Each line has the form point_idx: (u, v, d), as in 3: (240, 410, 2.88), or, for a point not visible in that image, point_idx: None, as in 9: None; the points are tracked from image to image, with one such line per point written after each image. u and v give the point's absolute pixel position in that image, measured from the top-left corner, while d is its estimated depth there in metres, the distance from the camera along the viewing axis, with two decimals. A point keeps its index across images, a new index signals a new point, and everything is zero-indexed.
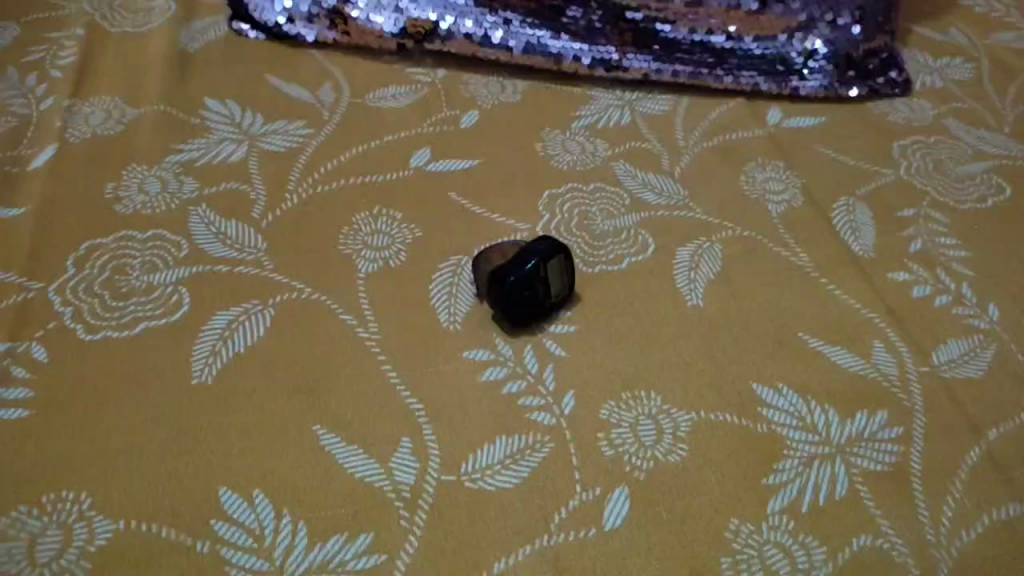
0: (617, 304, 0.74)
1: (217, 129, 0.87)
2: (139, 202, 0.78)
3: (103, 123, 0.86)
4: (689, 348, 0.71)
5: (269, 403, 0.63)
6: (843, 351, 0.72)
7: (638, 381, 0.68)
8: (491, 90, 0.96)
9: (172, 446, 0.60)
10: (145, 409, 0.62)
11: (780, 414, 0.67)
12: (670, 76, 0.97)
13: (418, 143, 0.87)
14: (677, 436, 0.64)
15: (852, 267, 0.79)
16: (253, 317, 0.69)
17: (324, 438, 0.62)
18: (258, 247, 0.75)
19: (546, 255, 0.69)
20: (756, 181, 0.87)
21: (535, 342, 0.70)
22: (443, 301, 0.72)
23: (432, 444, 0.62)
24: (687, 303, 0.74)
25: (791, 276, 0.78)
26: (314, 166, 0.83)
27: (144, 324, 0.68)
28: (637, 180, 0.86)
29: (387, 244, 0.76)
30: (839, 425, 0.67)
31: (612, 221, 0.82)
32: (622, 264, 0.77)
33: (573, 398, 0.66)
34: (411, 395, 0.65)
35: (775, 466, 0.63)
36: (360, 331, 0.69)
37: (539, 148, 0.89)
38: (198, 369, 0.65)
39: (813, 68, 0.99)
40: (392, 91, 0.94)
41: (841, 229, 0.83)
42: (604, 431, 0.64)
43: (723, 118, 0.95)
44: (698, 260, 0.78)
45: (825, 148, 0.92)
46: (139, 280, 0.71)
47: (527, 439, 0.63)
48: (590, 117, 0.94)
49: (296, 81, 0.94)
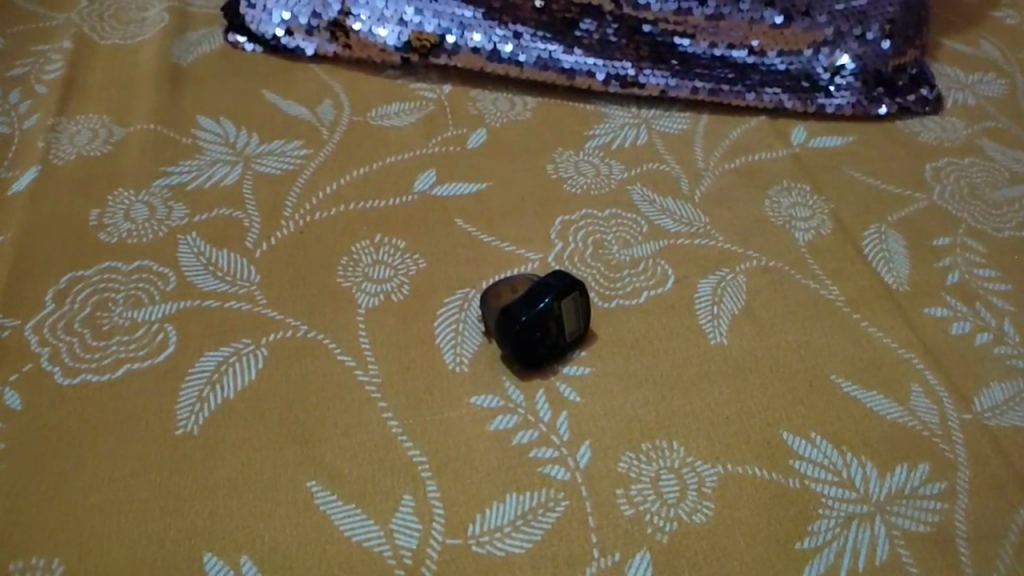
0: (635, 343, 0.69)
1: (210, 150, 0.82)
2: (124, 230, 0.73)
3: (89, 143, 0.81)
4: (713, 392, 0.66)
5: (259, 455, 0.58)
6: (879, 396, 0.67)
7: (658, 430, 0.63)
8: (500, 106, 0.91)
9: (154, 505, 0.55)
10: (125, 462, 0.57)
11: (814, 468, 0.62)
12: (689, 92, 0.92)
13: (423, 165, 0.82)
14: (702, 493, 0.59)
15: (886, 301, 0.74)
16: (244, 359, 0.64)
17: (319, 495, 0.57)
18: (251, 280, 0.70)
19: (560, 291, 0.63)
20: (781, 206, 0.82)
21: (547, 386, 0.65)
22: (449, 341, 0.67)
23: (435, 502, 0.57)
24: (710, 341, 0.69)
25: (821, 311, 0.73)
26: (312, 190, 0.78)
27: (127, 366, 0.63)
28: (654, 205, 0.81)
29: (388, 275, 0.71)
30: (877, 481, 0.61)
31: (629, 250, 0.77)
32: (640, 298, 0.72)
33: (589, 448, 0.61)
34: (414, 446, 0.60)
35: (810, 528, 0.58)
36: (360, 374, 0.64)
37: (551, 170, 0.84)
38: (183, 418, 0.60)
39: (840, 85, 0.94)
40: (395, 109, 0.89)
41: (873, 259, 0.78)
42: (622, 486, 0.59)
43: (745, 138, 0.90)
44: (720, 294, 0.73)
45: (854, 170, 0.87)
46: (123, 317, 0.66)
47: (540, 496, 0.58)
48: (605, 136, 0.89)
49: (295, 98, 0.89)
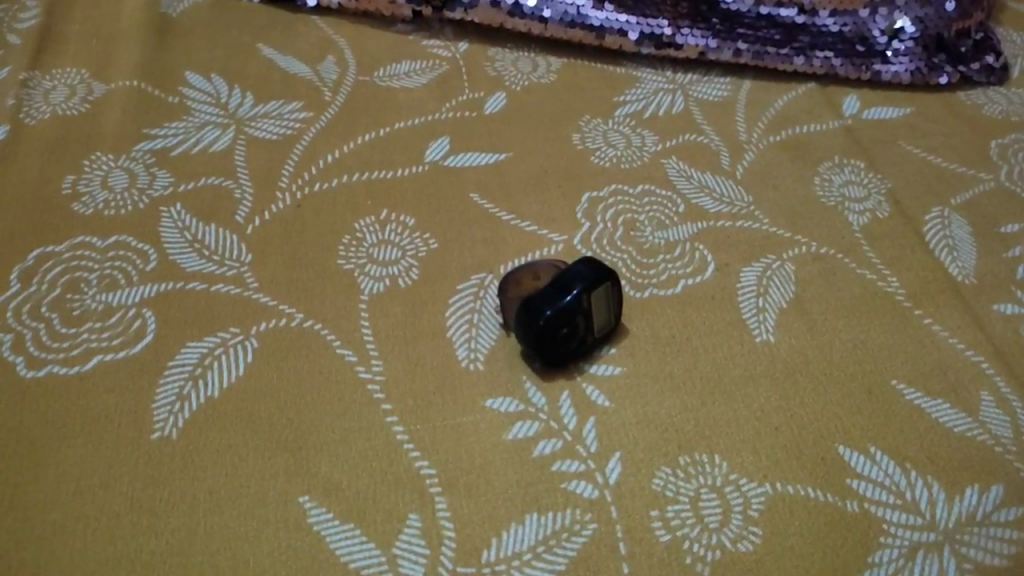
0: (670, 339, 0.61)
1: (198, 112, 0.74)
2: (101, 200, 0.66)
3: (65, 100, 0.73)
4: (759, 398, 0.58)
5: (246, 465, 0.51)
6: (946, 405, 0.59)
7: (697, 442, 0.55)
8: (521, 68, 0.82)
9: (125, 521, 0.49)
10: (93, 470, 0.51)
11: (873, 489, 0.54)
12: (731, 54, 0.83)
13: (435, 132, 0.74)
14: (748, 516, 0.52)
15: (949, 296, 0.66)
16: (231, 352, 0.57)
17: (312, 512, 0.50)
18: (240, 260, 0.62)
19: (590, 282, 0.55)
20: (833, 184, 0.74)
21: (572, 387, 0.57)
22: (462, 335, 0.59)
23: (445, 523, 0.50)
24: (755, 340, 0.62)
25: (878, 306, 0.65)
26: (312, 158, 0.70)
27: (98, 358, 0.56)
28: (692, 181, 0.73)
29: (396, 257, 0.64)
30: (945, 506, 0.54)
31: (664, 233, 0.69)
32: (677, 288, 0.65)
33: (619, 462, 0.54)
34: (421, 456, 0.53)
35: (872, 560, 0.51)
36: (361, 371, 0.56)
37: (577, 140, 0.75)
38: (159, 421, 0.53)
39: (898, 49, 0.84)
40: (405, 68, 0.80)
41: (935, 247, 0.70)
42: (657, 507, 0.52)
43: (791, 108, 0.81)
44: (767, 285, 0.65)
45: (912, 146, 0.78)
46: (96, 301, 0.59)
47: (564, 519, 0.51)
48: (637, 102, 0.80)
49: (294, 54, 0.80)
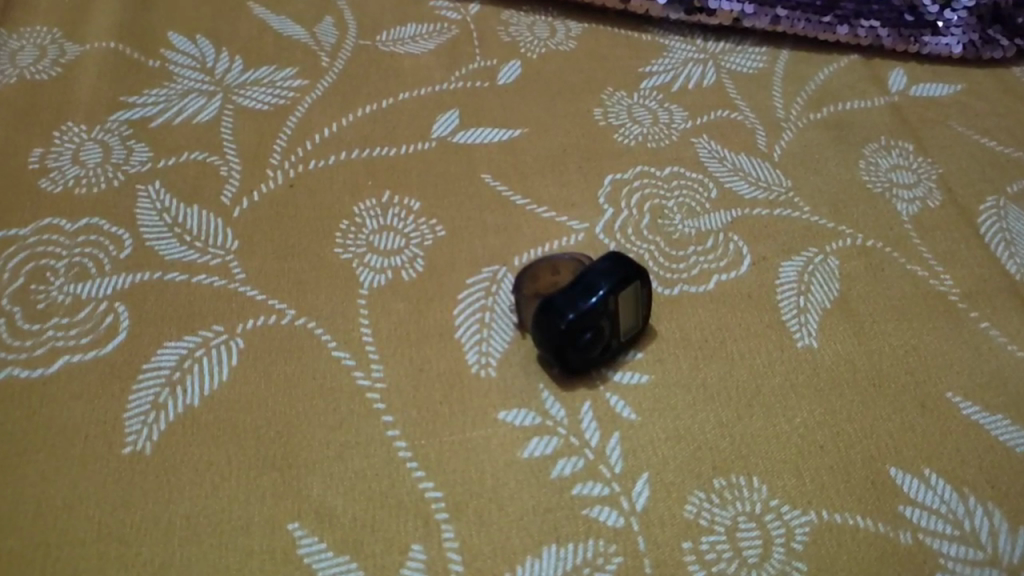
0: (703, 343, 0.55)
1: (182, 77, 0.67)
2: (71, 176, 0.59)
3: (34, 62, 0.66)
4: (801, 413, 0.52)
5: (228, 485, 0.46)
6: (1008, 422, 0.53)
7: (734, 462, 0.50)
8: (538, 33, 0.75)
9: (90, 549, 0.43)
10: (57, 490, 0.45)
11: (929, 517, 0.48)
12: (768, 22, 0.76)
13: (443, 104, 0.67)
14: (791, 550, 0.46)
15: (1008, 297, 0.60)
16: (213, 353, 0.50)
17: (303, 542, 0.44)
18: (225, 246, 0.56)
19: (618, 281, 0.48)
20: (880, 168, 0.67)
21: (593, 396, 0.51)
22: (472, 336, 0.53)
23: (452, 555, 0.44)
24: (797, 345, 0.56)
25: (931, 308, 0.59)
26: (306, 132, 0.63)
27: (63, 358, 0.50)
28: (726, 163, 0.66)
29: (399, 245, 0.57)
30: (1010, 538, 0.48)
31: (695, 221, 0.62)
32: (710, 284, 0.58)
33: (647, 485, 0.48)
34: (425, 476, 0.47)
35: None
36: (359, 377, 0.50)
37: (599, 116, 0.69)
38: (132, 432, 0.47)
39: (949, 20, 0.77)
40: (411, 32, 0.73)
41: (992, 241, 0.63)
42: (690, 538, 0.46)
43: (833, 82, 0.74)
44: (808, 283, 0.59)
45: (964, 127, 0.71)
46: (63, 293, 0.53)
47: (587, 551, 0.45)
48: (665, 74, 0.73)
49: (289, 14, 0.73)
